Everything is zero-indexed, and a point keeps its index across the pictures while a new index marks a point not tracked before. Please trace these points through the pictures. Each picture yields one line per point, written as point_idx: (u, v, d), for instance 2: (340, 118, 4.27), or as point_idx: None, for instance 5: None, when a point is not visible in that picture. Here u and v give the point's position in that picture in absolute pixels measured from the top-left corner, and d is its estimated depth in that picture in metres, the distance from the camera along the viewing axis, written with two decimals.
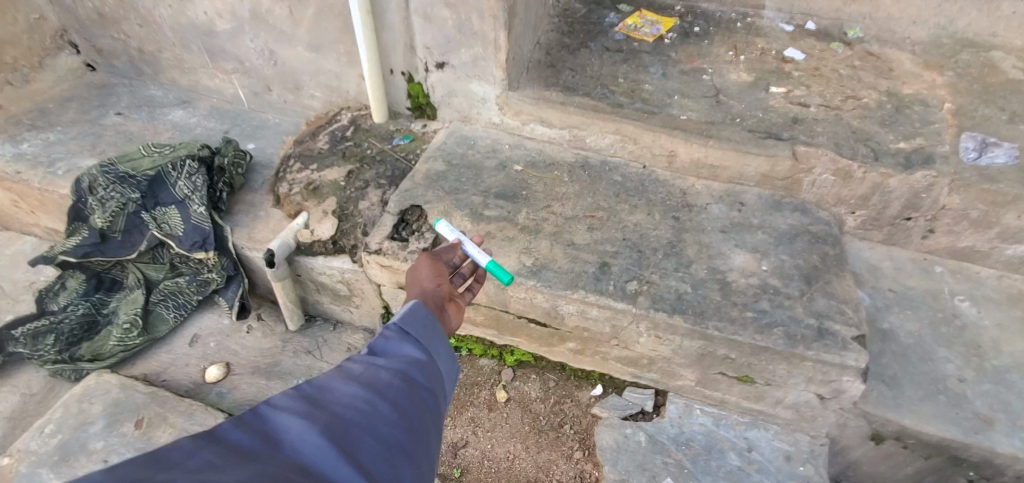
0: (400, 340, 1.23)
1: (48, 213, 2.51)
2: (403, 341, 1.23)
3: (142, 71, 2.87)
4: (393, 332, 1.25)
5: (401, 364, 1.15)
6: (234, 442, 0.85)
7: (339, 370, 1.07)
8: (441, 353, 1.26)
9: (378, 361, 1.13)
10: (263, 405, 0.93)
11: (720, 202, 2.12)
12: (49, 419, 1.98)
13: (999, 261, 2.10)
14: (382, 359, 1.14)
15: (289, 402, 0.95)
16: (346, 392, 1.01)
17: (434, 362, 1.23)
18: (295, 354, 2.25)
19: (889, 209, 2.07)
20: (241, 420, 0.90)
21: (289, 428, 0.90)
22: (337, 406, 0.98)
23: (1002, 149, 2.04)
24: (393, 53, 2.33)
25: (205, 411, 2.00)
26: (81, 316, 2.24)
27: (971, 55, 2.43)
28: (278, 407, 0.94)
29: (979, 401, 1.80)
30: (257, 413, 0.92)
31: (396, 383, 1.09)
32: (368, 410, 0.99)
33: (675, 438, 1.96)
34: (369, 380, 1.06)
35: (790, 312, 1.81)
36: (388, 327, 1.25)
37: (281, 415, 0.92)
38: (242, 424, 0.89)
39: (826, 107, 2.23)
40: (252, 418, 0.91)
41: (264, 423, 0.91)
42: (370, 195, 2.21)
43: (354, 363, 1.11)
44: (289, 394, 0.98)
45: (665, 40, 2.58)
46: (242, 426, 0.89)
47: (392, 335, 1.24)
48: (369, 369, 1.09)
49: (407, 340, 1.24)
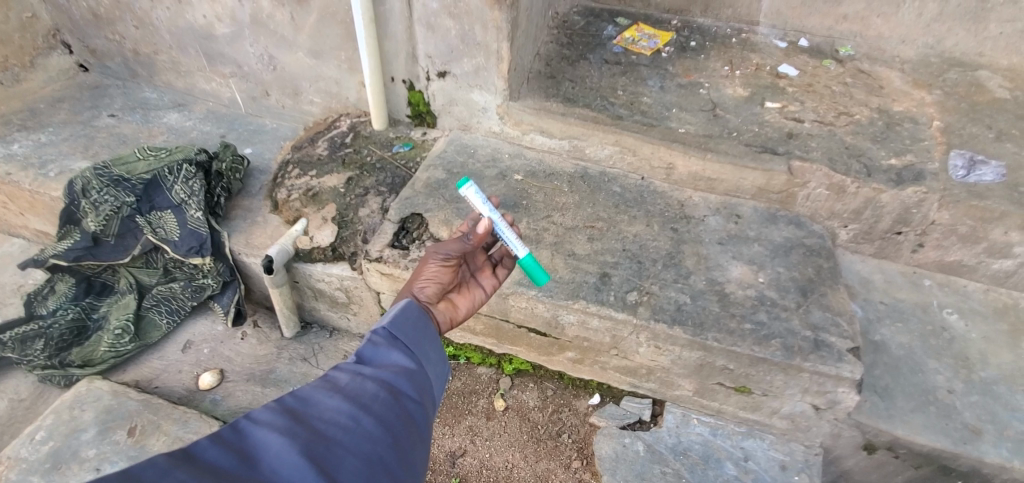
0: (388, 346, 1.24)
1: (38, 215, 2.47)
2: (390, 348, 1.24)
3: (137, 73, 2.84)
4: (382, 337, 1.26)
5: (387, 374, 1.16)
6: (210, 462, 0.83)
7: (324, 381, 1.07)
8: (429, 359, 1.28)
9: (365, 371, 1.14)
10: (242, 419, 0.91)
11: (717, 214, 2.15)
12: (39, 426, 1.94)
13: (986, 274, 2.16)
14: (368, 369, 1.15)
15: (269, 417, 0.94)
16: (330, 406, 1.00)
17: (422, 370, 1.24)
18: (291, 361, 2.24)
19: (881, 223, 2.12)
20: (218, 437, 0.87)
21: (269, 445, 0.89)
22: (319, 421, 0.97)
23: (989, 167, 2.11)
24: (395, 61, 2.34)
25: (199, 419, 1.97)
26: (70, 321, 2.20)
27: (958, 74, 2.50)
28: (258, 423, 0.92)
29: (968, 412, 1.84)
30: (236, 428, 0.90)
31: (381, 394, 1.09)
32: (351, 425, 0.98)
33: (673, 447, 1.97)
34: (353, 391, 1.06)
35: (787, 324, 1.84)
36: (376, 332, 1.27)
37: (260, 431, 0.91)
38: (220, 442, 0.87)
39: (820, 123, 2.28)
40: (230, 435, 0.89)
41: (243, 439, 0.89)
42: (370, 202, 2.20)
43: (339, 373, 1.11)
44: (269, 408, 0.96)
45: (662, 53, 2.62)
46: (220, 443, 0.87)
47: (381, 341, 1.24)
48: (353, 380, 1.09)
49: (396, 347, 1.25)
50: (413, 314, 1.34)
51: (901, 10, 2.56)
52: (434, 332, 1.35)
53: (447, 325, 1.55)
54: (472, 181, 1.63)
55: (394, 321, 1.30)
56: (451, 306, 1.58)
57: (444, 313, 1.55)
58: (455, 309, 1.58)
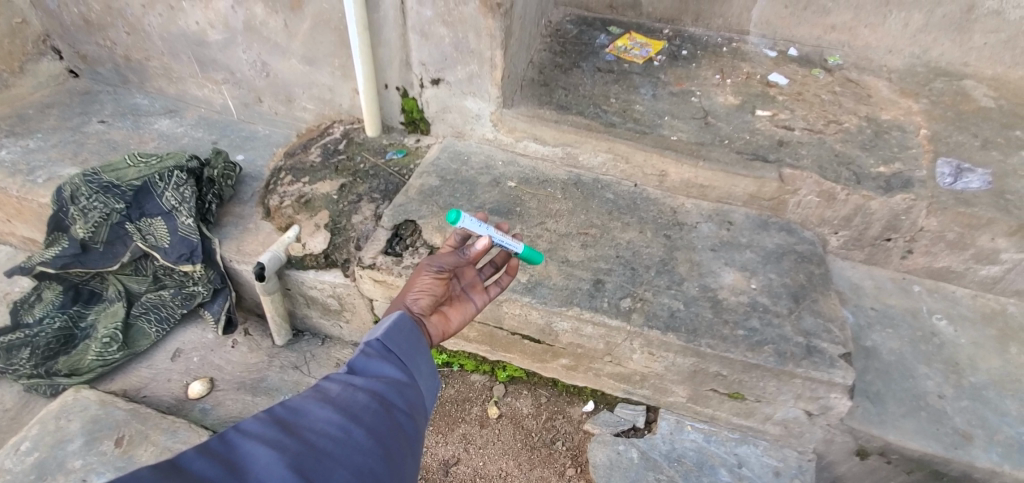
0: (380, 359, 1.23)
1: (25, 222, 2.44)
2: (383, 360, 1.23)
3: (128, 79, 2.83)
4: (375, 349, 1.25)
5: (379, 385, 1.15)
6: (197, 473, 0.81)
7: (315, 391, 1.06)
8: (420, 372, 1.27)
9: (356, 382, 1.13)
10: (231, 431, 0.90)
11: (709, 221, 2.17)
12: (24, 436, 1.90)
13: (974, 280, 2.18)
14: (359, 380, 1.14)
15: (258, 428, 0.93)
16: (321, 417, 0.99)
17: (414, 382, 1.23)
18: (283, 370, 2.21)
19: (870, 230, 2.14)
20: (205, 448, 0.86)
21: (257, 457, 0.88)
22: (309, 431, 0.96)
23: (976, 175, 2.14)
24: (389, 68, 2.34)
25: (189, 428, 1.94)
26: (57, 330, 2.17)
27: (944, 83, 2.55)
28: (247, 434, 0.91)
29: (958, 417, 1.85)
30: (224, 439, 0.89)
31: (372, 406, 1.08)
32: (341, 436, 0.97)
33: (667, 454, 1.97)
34: (343, 402, 1.05)
35: (780, 330, 1.84)
36: (369, 344, 1.26)
37: (248, 443, 0.90)
38: (207, 453, 0.86)
39: (810, 131, 2.30)
40: (218, 446, 0.88)
41: (231, 450, 0.88)
42: (364, 209, 2.20)
43: (330, 383, 1.10)
44: (259, 418, 0.95)
45: (654, 62, 2.65)
46: (207, 454, 0.86)
47: (373, 353, 1.23)
48: (344, 391, 1.09)
49: (388, 359, 1.24)
50: (405, 326, 1.33)
51: (888, 20, 2.60)
52: (425, 345, 1.34)
53: (439, 337, 1.53)
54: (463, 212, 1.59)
55: (388, 333, 1.29)
56: (444, 319, 1.56)
57: (437, 325, 1.53)
58: (447, 322, 1.56)
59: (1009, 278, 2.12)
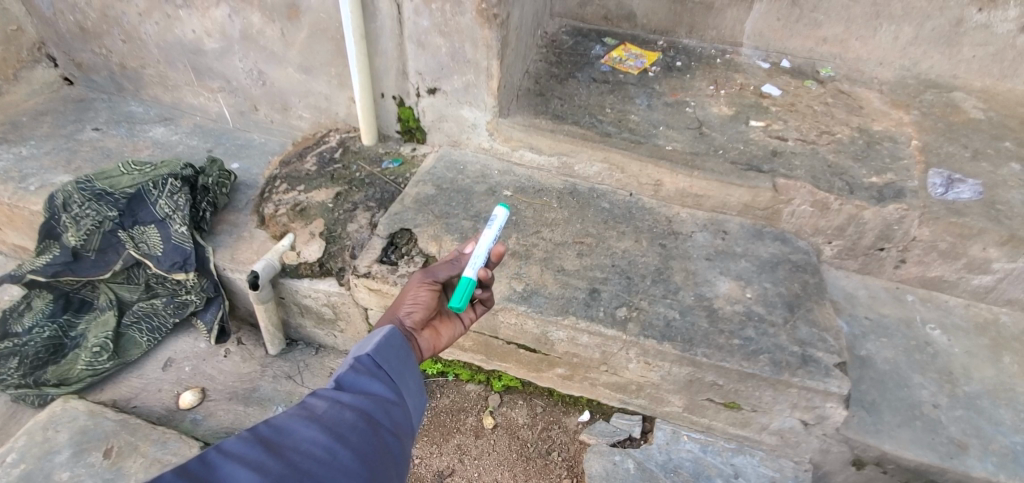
0: (369, 375, 1.21)
1: (17, 229, 2.41)
2: (371, 376, 1.21)
3: (123, 87, 2.83)
4: (364, 365, 1.23)
5: (366, 403, 1.13)
6: None
7: (301, 408, 1.04)
8: (408, 389, 1.25)
9: (343, 398, 1.11)
10: (212, 450, 0.88)
11: (704, 230, 2.18)
12: (11, 448, 1.87)
13: (966, 290, 2.20)
14: (346, 396, 1.12)
15: (240, 448, 0.90)
16: (306, 437, 0.97)
17: (401, 400, 1.21)
18: (275, 379, 2.19)
19: (863, 239, 2.15)
20: (185, 470, 0.84)
21: (239, 479, 0.85)
22: (294, 452, 0.94)
23: (966, 185, 2.16)
24: (385, 78, 2.35)
25: (179, 439, 1.91)
26: (46, 339, 2.14)
27: (935, 95, 2.58)
28: (229, 454, 0.88)
29: (953, 427, 1.85)
30: (205, 460, 0.86)
31: (359, 425, 1.06)
32: (326, 458, 0.96)
33: (664, 464, 1.97)
34: (330, 421, 1.03)
35: (776, 340, 1.84)
36: (359, 359, 1.24)
37: (230, 463, 0.87)
38: (187, 474, 0.83)
39: (803, 141, 2.32)
40: (197, 467, 0.85)
41: (211, 471, 0.86)
42: (359, 217, 2.19)
43: (317, 398, 1.08)
44: (242, 437, 0.93)
45: (649, 72, 2.67)
46: (186, 476, 0.83)
47: (362, 369, 1.22)
48: (331, 408, 1.07)
49: (376, 376, 1.22)
50: (396, 341, 1.31)
51: (879, 33, 2.64)
52: (413, 361, 1.33)
53: (430, 352, 1.52)
54: (505, 209, 1.63)
55: (378, 348, 1.27)
56: (435, 334, 1.55)
57: (427, 340, 1.52)
58: (438, 337, 1.55)
59: (1002, 288, 2.14)
